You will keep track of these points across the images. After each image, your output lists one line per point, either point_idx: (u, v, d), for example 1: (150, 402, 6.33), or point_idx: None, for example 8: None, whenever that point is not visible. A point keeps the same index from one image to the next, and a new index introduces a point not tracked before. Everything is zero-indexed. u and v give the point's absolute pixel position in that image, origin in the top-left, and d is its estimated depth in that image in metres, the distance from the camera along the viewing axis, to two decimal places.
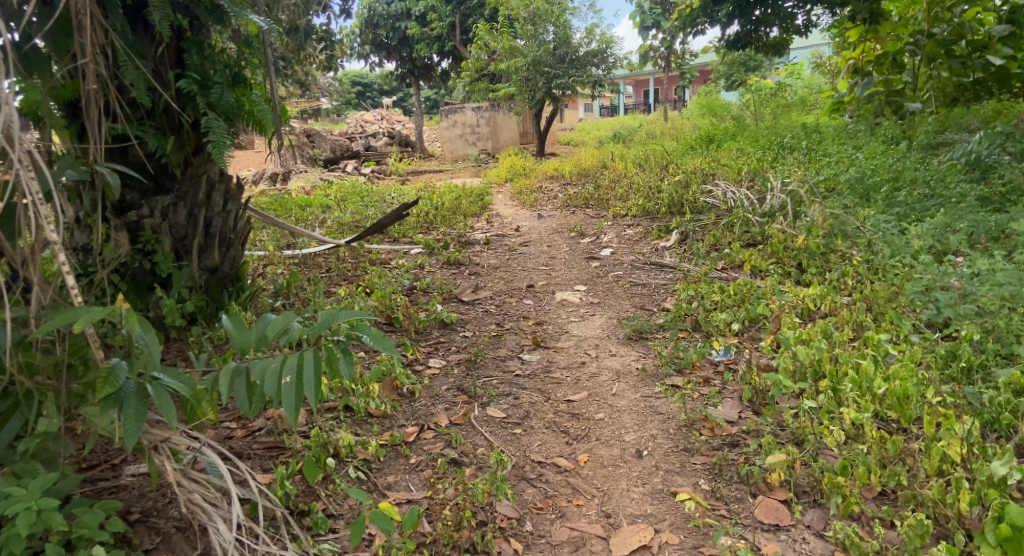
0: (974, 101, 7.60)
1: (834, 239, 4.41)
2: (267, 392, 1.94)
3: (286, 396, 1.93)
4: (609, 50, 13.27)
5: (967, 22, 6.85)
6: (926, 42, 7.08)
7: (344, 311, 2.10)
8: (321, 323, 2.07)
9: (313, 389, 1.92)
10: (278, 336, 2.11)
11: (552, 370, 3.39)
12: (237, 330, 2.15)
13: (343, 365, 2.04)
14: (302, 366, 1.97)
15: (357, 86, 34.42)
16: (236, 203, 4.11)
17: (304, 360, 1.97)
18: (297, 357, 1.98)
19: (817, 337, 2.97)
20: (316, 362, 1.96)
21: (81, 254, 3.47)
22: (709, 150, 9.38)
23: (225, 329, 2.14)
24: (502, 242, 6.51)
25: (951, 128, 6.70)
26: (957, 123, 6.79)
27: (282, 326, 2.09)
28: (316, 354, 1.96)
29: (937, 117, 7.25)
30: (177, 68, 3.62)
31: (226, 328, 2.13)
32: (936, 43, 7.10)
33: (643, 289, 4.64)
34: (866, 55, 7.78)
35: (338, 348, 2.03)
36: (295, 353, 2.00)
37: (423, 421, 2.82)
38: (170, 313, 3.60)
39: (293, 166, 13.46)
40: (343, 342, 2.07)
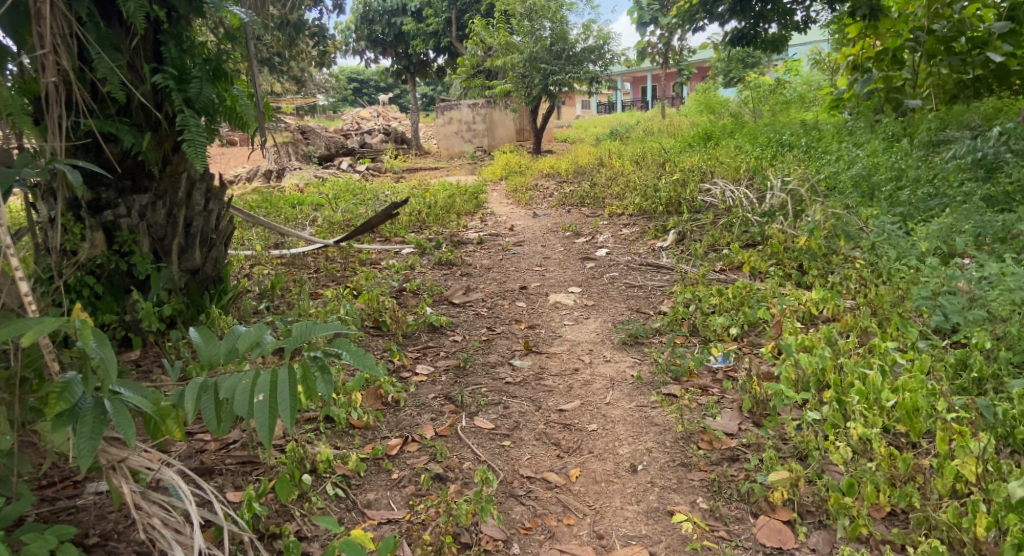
0: (976, 98, 7.48)
1: (835, 240, 4.28)
2: (236, 411, 1.81)
3: (257, 416, 1.80)
4: (606, 46, 13.14)
5: (967, 19, 6.74)
6: (925, 38, 6.94)
7: (322, 324, 1.97)
8: (297, 337, 1.95)
9: (287, 408, 1.78)
10: (250, 349, 1.98)
11: (544, 377, 3.26)
12: (207, 343, 2.01)
13: (320, 383, 1.91)
14: (276, 384, 1.83)
15: (354, 83, 34.29)
16: (218, 202, 3.96)
17: (277, 377, 1.84)
18: (270, 374, 1.85)
19: (820, 343, 2.84)
20: (290, 379, 1.83)
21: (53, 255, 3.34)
22: (706, 147, 9.26)
23: (193, 341, 2.00)
24: (496, 241, 6.38)
25: (952, 126, 6.57)
26: (958, 120, 6.65)
27: (255, 339, 1.96)
28: (291, 371, 1.83)
29: (937, 114, 7.13)
30: (154, 62, 3.50)
31: (195, 341, 2.00)
32: (936, 40, 6.95)
33: (639, 291, 4.51)
34: (865, 51, 7.64)
35: (315, 365, 1.90)
36: (268, 369, 1.87)
37: (407, 433, 2.69)
38: (147, 317, 3.46)
39: (287, 163, 13.31)
40: (320, 359, 1.94)
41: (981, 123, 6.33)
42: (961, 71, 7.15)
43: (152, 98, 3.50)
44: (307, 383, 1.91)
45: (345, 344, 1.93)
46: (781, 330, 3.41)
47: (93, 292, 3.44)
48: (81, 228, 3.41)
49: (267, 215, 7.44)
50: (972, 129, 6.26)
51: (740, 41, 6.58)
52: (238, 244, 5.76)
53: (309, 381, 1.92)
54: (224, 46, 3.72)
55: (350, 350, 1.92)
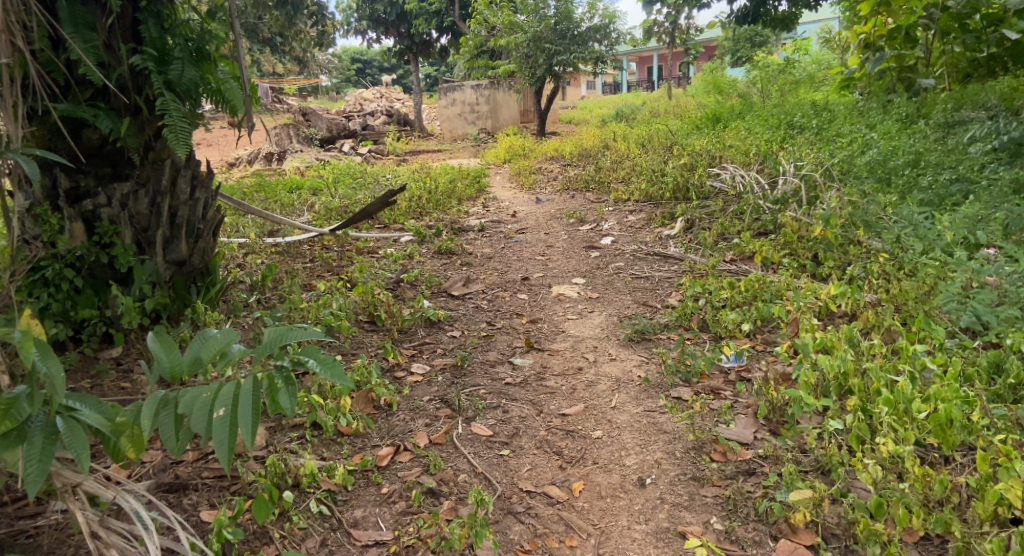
0: (992, 78, 7.22)
1: (853, 229, 4.07)
2: (195, 427, 1.65)
3: (216, 433, 1.65)
4: (612, 25, 12.82)
5: None
6: (938, 16, 6.56)
7: (293, 329, 1.81)
8: (264, 343, 1.80)
9: (248, 426, 1.62)
10: (215, 358, 1.82)
11: (546, 378, 3.09)
12: (168, 351, 1.86)
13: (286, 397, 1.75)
14: (238, 398, 1.68)
15: (357, 63, 34.06)
16: (205, 190, 3.75)
17: (240, 390, 1.68)
18: (231, 386, 1.70)
19: (841, 343, 2.66)
20: (254, 392, 1.67)
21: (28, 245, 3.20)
22: (715, 130, 9.00)
23: (152, 350, 1.85)
24: (497, 229, 6.18)
25: (967, 106, 6.33)
26: (973, 100, 6.41)
27: (221, 346, 1.81)
28: (254, 383, 1.68)
29: (950, 94, 6.90)
30: (132, 42, 3.32)
31: (154, 349, 1.85)
32: (950, 17, 6.57)
33: (646, 283, 4.32)
34: (877, 29, 7.27)
35: (281, 375, 1.74)
36: (231, 380, 1.71)
37: (399, 441, 2.52)
38: (128, 313, 3.28)
39: (287, 145, 13.09)
40: (287, 368, 1.77)
41: (998, 103, 6.08)
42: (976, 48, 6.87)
43: (130, 81, 3.32)
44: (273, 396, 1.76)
45: (315, 353, 1.77)
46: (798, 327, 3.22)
47: (72, 285, 3.29)
48: (59, 218, 3.29)
49: (265, 201, 7.26)
50: (989, 109, 6.01)
51: (746, 19, 6.60)
52: (231, 232, 5.58)
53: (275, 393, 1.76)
54: (207, 26, 3.51)
55: (319, 359, 1.76)
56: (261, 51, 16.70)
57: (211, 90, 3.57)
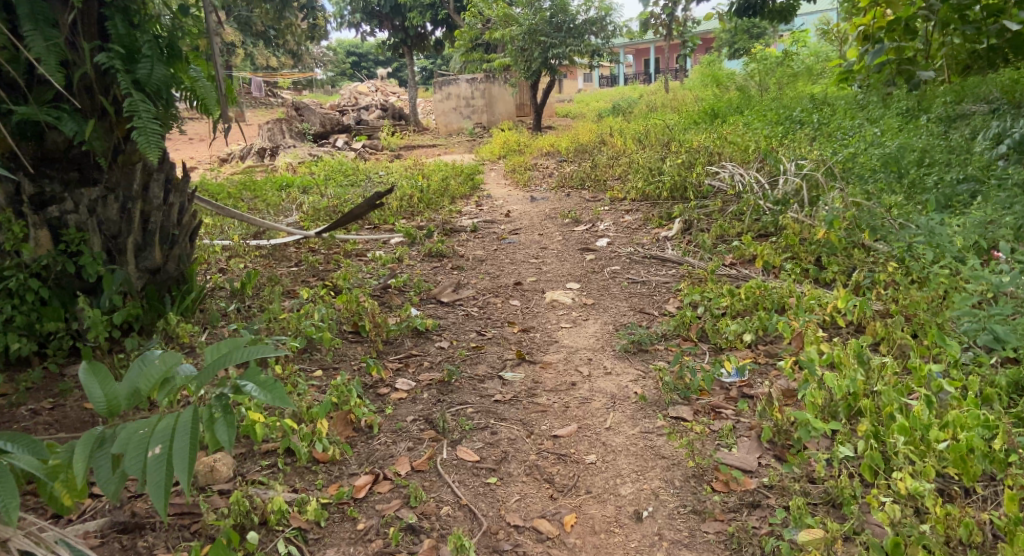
0: (993, 71, 7.06)
1: (858, 232, 3.91)
2: (128, 467, 1.54)
3: (151, 473, 1.53)
4: (608, 17, 12.65)
5: None
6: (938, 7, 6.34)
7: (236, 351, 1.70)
8: (206, 367, 1.70)
9: (182, 462, 1.50)
10: (157, 389, 1.73)
11: (537, 394, 2.93)
12: (104, 383, 1.76)
13: (223, 430, 1.61)
14: (175, 432, 1.56)
15: (352, 57, 33.90)
16: (179, 194, 3.57)
17: (177, 423, 1.57)
18: (168, 420, 1.59)
19: (851, 359, 2.49)
20: (190, 424, 1.55)
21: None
22: (713, 125, 8.82)
23: (89, 384, 1.74)
24: (491, 229, 6.02)
25: (968, 99, 6.18)
26: (974, 93, 6.25)
27: (161, 375, 1.72)
28: (192, 414, 1.57)
29: (950, 88, 6.75)
30: (97, 39, 3.14)
31: (88, 381, 1.75)
32: (950, 9, 6.36)
33: (642, 288, 4.17)
34: (876, 21, 6.97)
35: (219, 405, 1.64)
36: (169, 414, 1.60)
37: (379, 468, 2.36)
38: (95, 327, 3.09)
39: (279, 141, 12.88)
40: (227, 398, 1.64)
41: (1000, 96, 5.92)
42: (975, 41, 6.71)
43: (95, 80, 3.14)
44: (214, 429, 1.64)
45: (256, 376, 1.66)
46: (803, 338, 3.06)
47: (38, 296, 3.11)
48: (23, 225, 3.09)
49: (253, 200, 7.08)
50: (990, 102, 5.85)
51: (746, 12, 6.63)
52: (216, 235, 5.41)
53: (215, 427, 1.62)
54: (179, 21, 3.33)
55: (262, 382, 1.64)
56: (253, 44, 16.46)
57: (185, 90, 3.42)
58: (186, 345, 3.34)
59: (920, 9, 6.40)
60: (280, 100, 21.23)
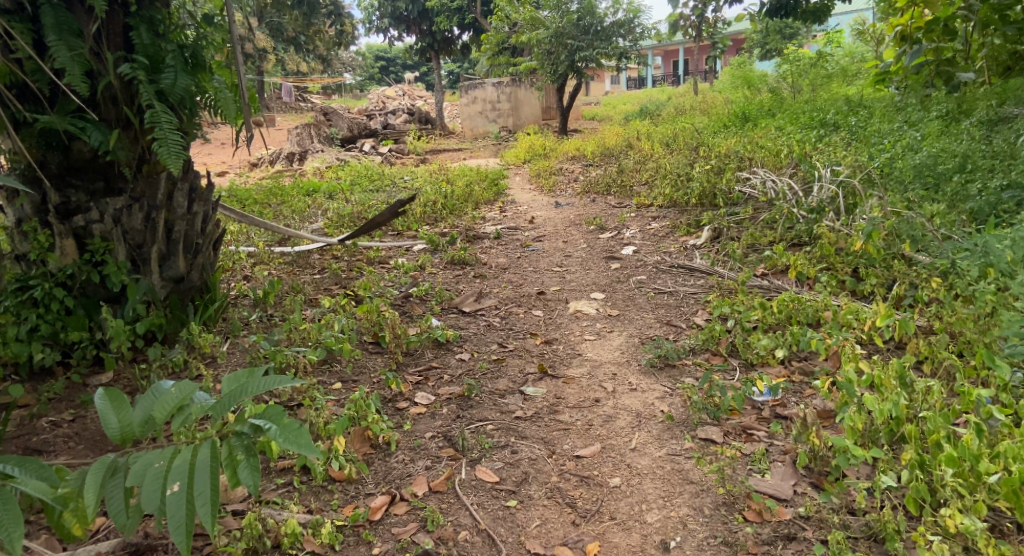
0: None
1: (897, 243, 3.76)
2: (143, 503, 1.48)
3: (168, 511, 1.47)
4: (636, 19, 12.50)
5: None
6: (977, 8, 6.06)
7: (261, 383, 1.61)
8: (222, 398, 1.61)
9: (207, 507, 1.47)
10: (173, 416, 1.64)
11: (559, 411, 2.84)
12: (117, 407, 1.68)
13: (246, 472, 1.56)
14: (194, 469, 1.51)
15: (381, 61, 34.17)
16: (203, 203, 3.51)
17: (196, 459, 1.51)
18: (184, 454, 1.53)
19: (892, 380, 2.37)
20: (212, 463, 1.50)
21: (22, 264, 3.16)
22: (743, 129, 8.66)
23: (101, 406, 1.65)
24: (515, 236, 5.93)
25: (1009, 102, 5.97)
26: (1016, 96, 6.04)
27: (178, 403, 1.62)
28: (214, 452, 1.51)
29: (990, 91, 6.53)
30: (122, 49, 3.11)
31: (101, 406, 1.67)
32: (991, 9, 6.08)
33: (669, 299, 4.06)
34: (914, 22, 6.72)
35: (244, 446, 1.57)
36: (187, 447, 1.54)
37: (396, 488, 2.29)
38: (117, 337, 3.02)
39: (308, 145, 12.94)
40: (251, 435, 1.58)
41: None
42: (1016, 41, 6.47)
43: (120, 91, 3.10)
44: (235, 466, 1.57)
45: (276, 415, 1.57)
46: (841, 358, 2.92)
47: (63, 305, 3.06)
48: (48, 235, 3.09)
49: (278, 206, 7.08)
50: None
51: (779, 11, 6.48)
52: (240, 242, 5.40)
53: (237, 465, 1.56)
54: (203, 30, 3.31)
55: (284, 422, 1.55)
56: (282, 49, 16.58)
57: (209, 100, 3.38)
58: (208, 356, 3.30)
59: (960, 8, 6.18)
60: (308, 104, 21.40)
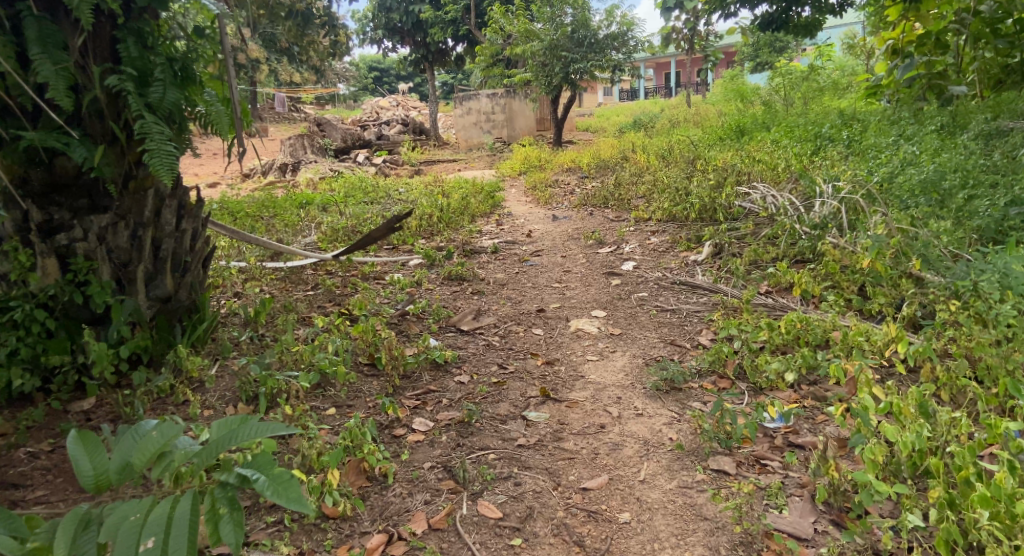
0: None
1: (905, 260, 3.67)
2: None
3: None
4: (630, 32, 12.47)
5: None
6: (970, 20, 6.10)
7: (248, 431, 1.62)
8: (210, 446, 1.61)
9: None
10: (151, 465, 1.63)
11: (564, 438, 2.73)
12: (92, 453, 1.66)
13: (228, 528, 1.53)
14: (173, 523, 1.47)
15: (374, 72, 34.15)
16: (192, 220, 3.42)
17: (177, 512, 1.48)
18: (164, 507, 1.50)
19: (912, 409, 2.27)
20: (192, 517, 1.47)
21: None
22: (739, 142, 8.60)
23: (75, 453, 1.63)
24: (512, 250, 5.82)
25: (1004, 115, 5.93)
26: (1010, 109, 6.01)
27: (158, 450, 1.62)
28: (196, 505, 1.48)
29: (984, 104, 6.49)
30: (109, 62, 2.99)
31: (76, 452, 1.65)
32: (982, 22, 6.08)
33: (672, 317, 3.96)
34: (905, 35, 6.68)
35: (227, 500, 1.55)
36: (167, 499, 1.51)
37: (393, 526, 2.18)
38: (100, 361, 2.92)
39: (301, 156, 12.82)
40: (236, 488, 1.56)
41: None
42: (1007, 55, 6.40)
43: (106, 105, 2.98)
44: (217, 523, 1.54)
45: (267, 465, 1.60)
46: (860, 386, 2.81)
47: (44, 327, 2.95)
48: (30, 254, 2.94)
49: (270, 219, 6.95)
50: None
51: (770, 26, 6.44)
52: (231, 257, 5.27)
53: (218, 520, 1.54)
54: (194, 43, 3.20)
55: (273, 474, 1.59)
56: (275, 59, 16.49)
57: (199, 114, 3.27)
58: (195, 380, 3.18)
59: (953, 21, 6.14)
60: (302, 115, 21.28)
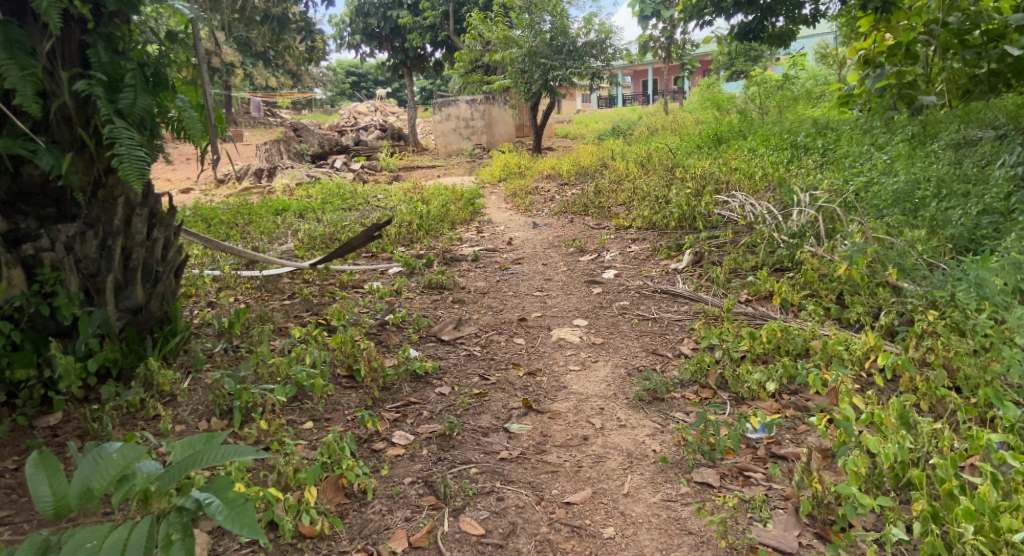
0: (997, 95, 6.91)
1: (883, 270, 3.70)
2: None
3: None
4: (608, 40, 12.53)
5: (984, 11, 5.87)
6: (938, 32, 6.14)
7: (204, 449, 1.75)
8: (174, 467, 1.75)
9: None
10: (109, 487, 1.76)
11: (546, 450, 2.70)
12: (54, 478, 1.78)
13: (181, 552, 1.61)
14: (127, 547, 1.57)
15: (352, 77, 34.02)
16: (164, 228, 3.35)
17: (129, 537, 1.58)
18: (119, 533, 1.60)
19: (893, 419, 2.27)
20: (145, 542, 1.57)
21: None
22: (716, 150, 8.66)
23: (38, 479, 1.76)
24: (492, 258, 5.79)
25: (973, 125, 6.01)
26: (980, 119, 6.10)
27: (115, 473, 1.75)
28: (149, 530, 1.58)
29: (953, 114, 6.57)
30: (78, 67, 2.93)
31: (37, 475, 1.77)
32: (951, 33, 6.13)
33: (654, 326, 3.95)
34: (876, 46, 6.90)
35: (179, 527, 1.64)
36: (122, 526, 1.61)
37: (373, 546, 2.15)
38: (67, 376, 2.85)
39: (278, 161, 12.70)
40: (190, 511, 1.67)
41: (1006, 123, 5.76)
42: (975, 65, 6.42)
43: (75, 111, 2.91)
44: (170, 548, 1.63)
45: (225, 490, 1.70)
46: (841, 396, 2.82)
47: (9, 340, 2.87)
48: None
49: (246, 226, 6.85)
50: (998, 128, 5.68)
51: (747, 35, 6.46)
52: (206, 266, 5.18)
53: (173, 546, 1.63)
54: (167, 49, 3.14)
55: (229, 498, 1.69)
56: (252, 64, 16.34)
57: (172, 121, 3.20)
58: (167, 394, 3.10)
59: (921, 32, 6.23)
60: (279, 120, 21.09)
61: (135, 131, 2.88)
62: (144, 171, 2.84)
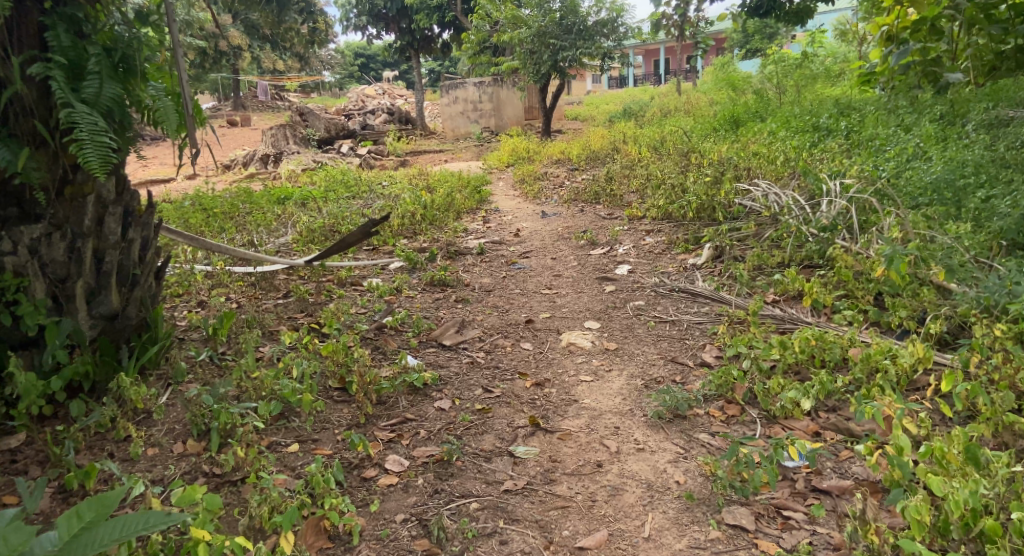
0: None
1: (925, 269, 3.37)
2: None
3: None
4: (620, 19, 12.15)
5: None
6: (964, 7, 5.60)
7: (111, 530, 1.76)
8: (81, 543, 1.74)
9: None
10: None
11: (557, 479, 2.42)
12: None
13: None
14: None
15: (360, 59, 33.64)
16: (141, 228, 3.01)
17: None
18: None
19: (955, 454, 2.00)
20: None
21: None
22: (733, 133, 8.30)
23: None
24: (499, 251, 5.48)
25: (1005, 102, 5.63)
26: (1012, 96, 5.71)
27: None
28: None
29: (981, 92, 6.16)
30: (37, 51, 2.65)
31: None
32: (978, 7, 5.60)
33: (672, 329, 3.65)
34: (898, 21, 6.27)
35: None
36: None
37: None
38: (27, 395, 2.56)
39: (283, 147, 12.42)
40: None
41: None
42: (1002, 40, 5.98)
43: (34, 102, 2.64)
44: None
45: None
46: (890, 419, 2.52)
47: None
48: None
49: (245, 216, 6.58)
50: None
51: (758, 10, 6.12)
52: (197, 262, 4.90)
53: None
54: (134, 30, 2.82)
55: None
56: (256, 47, 16.02)
57: (144, 110, 2.86)
58: (141, 412, 2.83)
59: (946, 7, 5.72)
60: (286, 103, 20.73)
61: (98, 115, 2.56)
62: (109, 160, 2.55)
